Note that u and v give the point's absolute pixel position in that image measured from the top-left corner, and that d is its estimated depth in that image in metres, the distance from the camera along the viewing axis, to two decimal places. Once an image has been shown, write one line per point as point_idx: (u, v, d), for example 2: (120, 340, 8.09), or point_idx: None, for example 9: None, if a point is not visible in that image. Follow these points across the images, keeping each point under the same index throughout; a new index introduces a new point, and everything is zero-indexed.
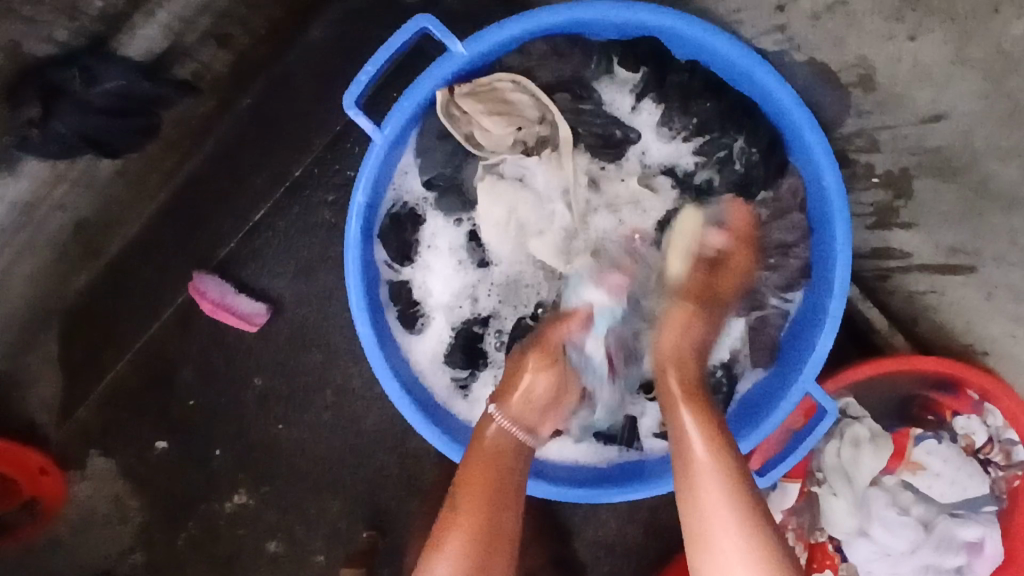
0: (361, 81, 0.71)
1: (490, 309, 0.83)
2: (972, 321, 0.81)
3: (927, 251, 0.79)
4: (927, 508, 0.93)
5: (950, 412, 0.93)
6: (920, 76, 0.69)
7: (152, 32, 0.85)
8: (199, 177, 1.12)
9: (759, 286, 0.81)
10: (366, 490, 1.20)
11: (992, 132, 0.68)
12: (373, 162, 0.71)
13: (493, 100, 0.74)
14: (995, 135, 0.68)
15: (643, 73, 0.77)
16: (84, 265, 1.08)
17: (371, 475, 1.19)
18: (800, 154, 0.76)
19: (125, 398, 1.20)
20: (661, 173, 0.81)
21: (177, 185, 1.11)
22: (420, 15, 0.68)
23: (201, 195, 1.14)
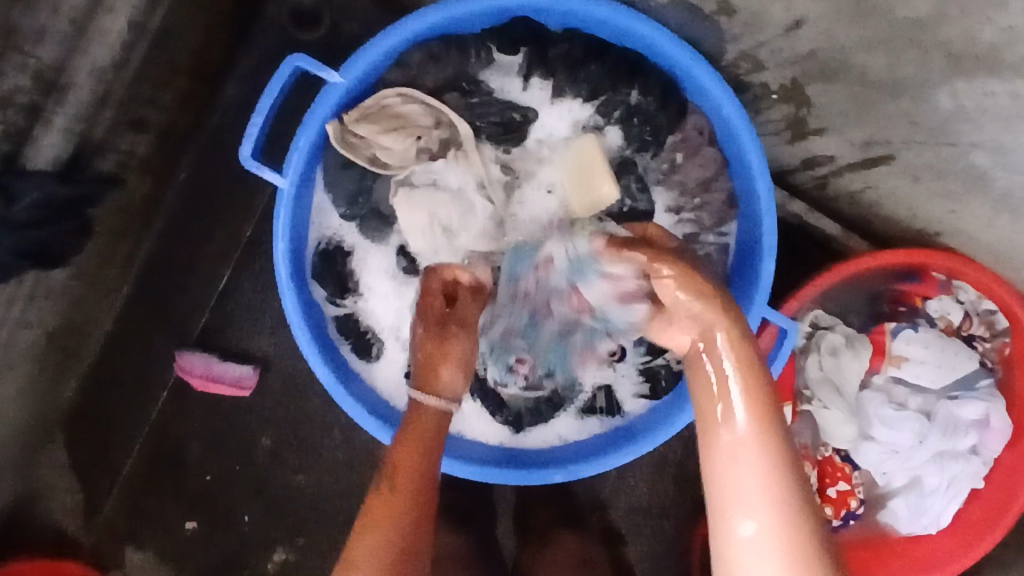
0: (253, 133, 0.72)
1: None
2: (914, 204, 0.83)
3: (846, 150, 0.80)
4: (926, 398, 0.95)
5: (921, 299, 0.95)
6: None
7: (55, 139, 0.86)
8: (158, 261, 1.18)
9: (697, 227, 0.81)
10: None
11: (849, 27, 0.64)
12: (285, 210, 0.72)
13: (387, 118, 0.75)
14: (852, 29, 0.64)
15: (525, 53, 0.77)
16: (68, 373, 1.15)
17: None
18: (696, 91, 0.77)
19: (146, 486, 1.22)
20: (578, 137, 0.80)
21: (138, 270, 1.17)
22: (290, 57, 0.70)
23: (163, 277, 1.18)
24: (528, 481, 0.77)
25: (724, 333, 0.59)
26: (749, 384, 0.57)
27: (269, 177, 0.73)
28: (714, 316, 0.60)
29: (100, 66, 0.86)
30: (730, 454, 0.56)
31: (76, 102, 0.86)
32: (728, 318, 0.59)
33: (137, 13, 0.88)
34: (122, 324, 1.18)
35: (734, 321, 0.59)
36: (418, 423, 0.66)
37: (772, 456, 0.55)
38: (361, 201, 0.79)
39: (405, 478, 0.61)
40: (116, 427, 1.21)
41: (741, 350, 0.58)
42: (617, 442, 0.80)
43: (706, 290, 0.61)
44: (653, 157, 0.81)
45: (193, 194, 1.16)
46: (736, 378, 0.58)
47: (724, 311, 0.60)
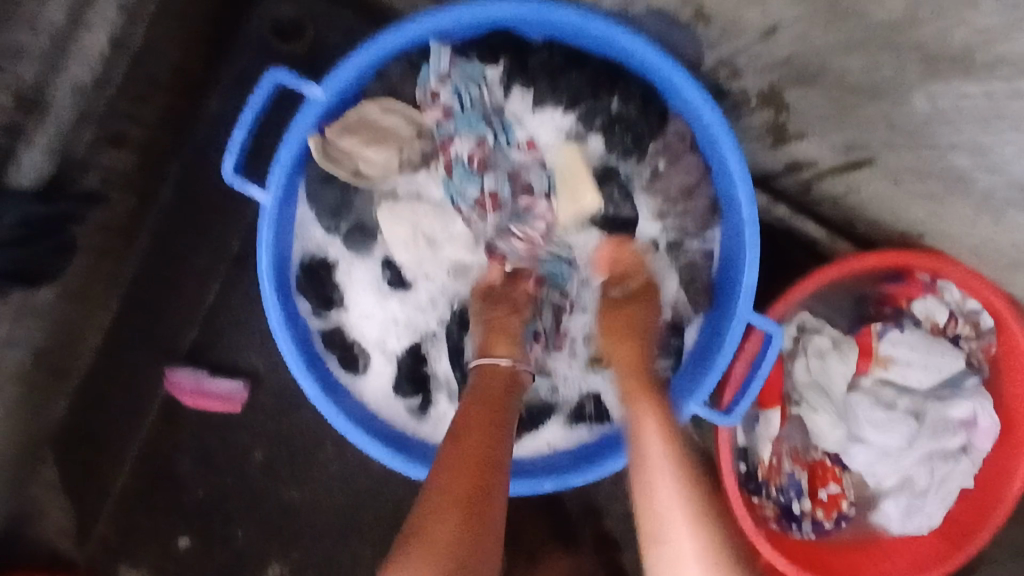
0: (234, 148, 0.72)
1: (432, 329, 0.82)
2: (895, 206, 0.83)
3: (827, 155, 0.80)
4: (914, 399, 0.95)
5: (905, 301, 0.96)
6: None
7: (35, 157, 0.84)
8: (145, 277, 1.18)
9: (680, 234, 0.82)
10: (392, 528, 1.21)
11: (823, 31, 0.64)
12: (269, 225, 0.72)
13: (368, 130, 0.75)
14: (826, 33, 0.64)
15: (505, 64, 0.77)
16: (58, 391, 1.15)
17: (392, 512, 1.21)
18: (677, 99, 0.77)
19: (138, 505, 1.21)
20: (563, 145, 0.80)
21: (127, 286, 1.17)
22: (270, 72, 0.70)
23: (151, 293, 1.18)
24: (517, 490, 0.77)
25: (626, 366, 0.72)
26: (662, 429, 0.66)
27: (250, 192, 0.73)
28: (620, 351, 0.73)
29: (81, 83, 0.86)
30: (648, 480, 0.63)
31: (58, 120, 0.85)
32: (632, 348, 0.73)
33: (117, 31, 0.88)
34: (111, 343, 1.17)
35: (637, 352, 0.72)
36: (490, 402, 0.67)
37: (681, 474, 0.63)
38: (344, 212, 0.79)
39: (474, 442, 0.62)
40: (107, 444, 1.20)
41: (640, 378, 0.70)
42: (606, 451, 0.80)
43: (630, 342, 0.73)
44: (636, 165, 0.81)
45: (180, 209, 1.16)
46: (642, 404, 0.68)
47: (628, 341, 0.73)
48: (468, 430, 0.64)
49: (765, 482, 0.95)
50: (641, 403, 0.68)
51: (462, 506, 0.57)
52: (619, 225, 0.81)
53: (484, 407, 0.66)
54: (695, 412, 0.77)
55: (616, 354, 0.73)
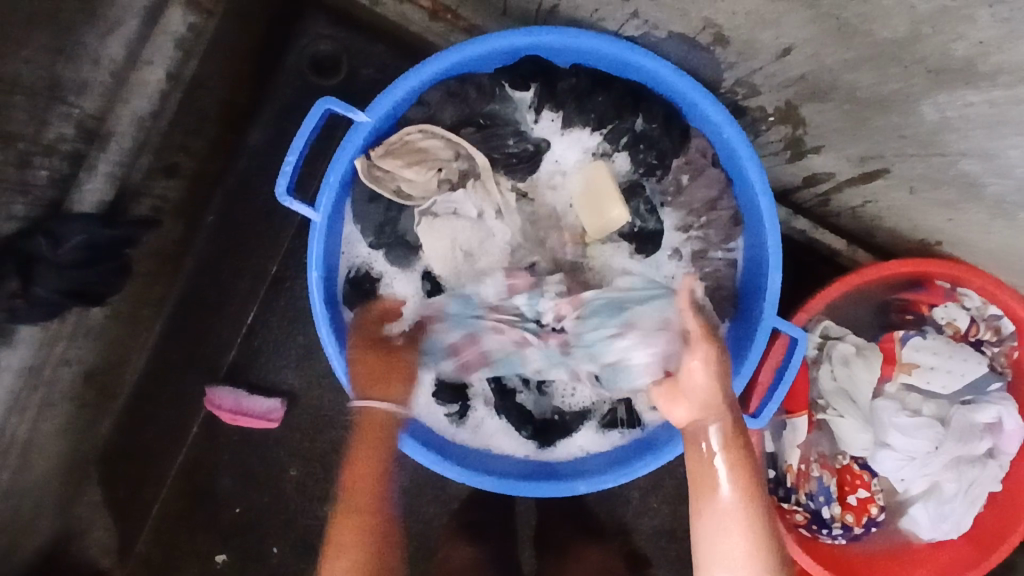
0: (287, 171, 0.77)
1: None
2: (914, 215, 0.87)
3: (844, 166, 0.84)
4: (940, 404, 0.98)
5: (927, 307, 0.98)
6: (754, 20, 0.69)
7: (97, 184, 0.91)
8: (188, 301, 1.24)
9: (704, 244, 0.86)
10: None
11: (835, 48, 0.68)
12: (318, 242, 0.77)
13: (409, 152, 0.80)
14: (837, 50, 0.68)
15: (534, 88, 0.82)
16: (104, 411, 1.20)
17: None
18: (697, 116, 0.81)
19: (181, 521, 1.27)
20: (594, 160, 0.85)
21: (170, 309, 1.20)
22: (320, 100, 0.76)
23: (193, 317, 1.23)
24: (553, 492, 0.79)
25: (710, 418, 0.68)
26: (755, 518, 0.65)
27: (302, 211, 0.78)
28: (699, 402, 0.69)
29: (141, 114, 0.92)
30: (718, 520, 0.66)
31: (118, 150, 0.91)
32: (714, 404, 0.68)
33: (173, 66, 0.93)
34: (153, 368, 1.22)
35: (719, 410, 0.68)
36: (373, 445, 0.72)
37: (760, 545, 0.64)
38: (387, 230, 0.83)
39: (360, 505, 0.68)
40: (151, 463, 1.26)
41: (725, 433, 0.67)
42: (639, 452, 0.83)
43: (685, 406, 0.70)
44: (659, 180, 0.86)
45: (222, 235, 1.22)
46: (724, 458, 0.66)
47: (714, 389, 0.68)
48: (349, 503, 0.68)
49: (795, 488, 0.96)
50: (738, 487, 0.65)
51: (356, 535, 0.67)
52: (646, 237, 0.85)
53: (358, 490, 0.69)
54: None
55: (697, 406, 0.69)
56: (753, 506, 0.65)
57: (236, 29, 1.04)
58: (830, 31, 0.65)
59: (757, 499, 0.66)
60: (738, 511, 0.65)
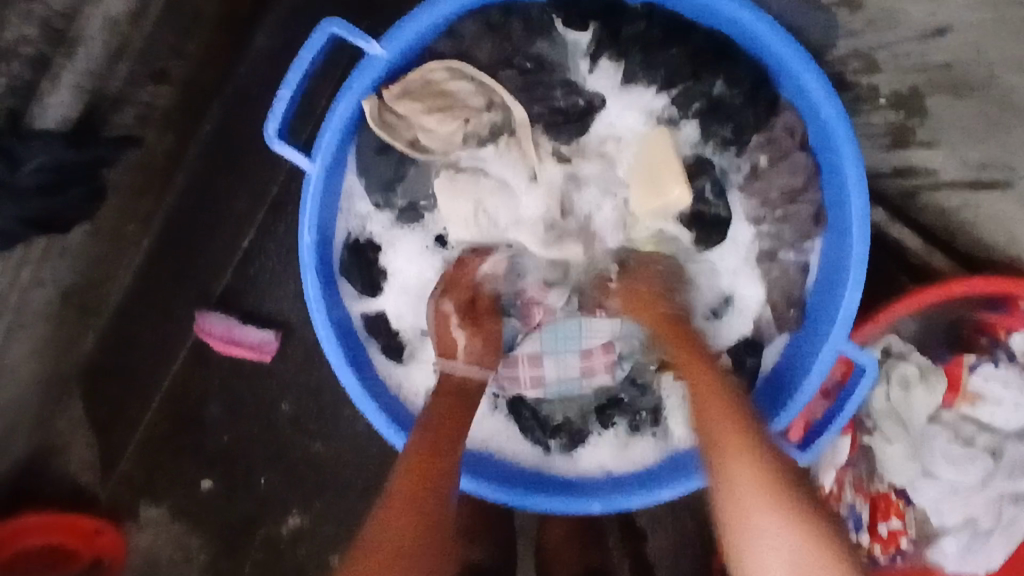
0: (280, 108, 0.64)
1: None
2: (1014, 229, 0.75)
3: (953, 165, 0.71)
4: (993, 436, 0.87)
5: (1005, 331, 0.86)
6: None
7: (63, 96, 0.76)
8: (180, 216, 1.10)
9: (775, 242, 0.71)
10: None
11: (1001, 43, 0.63)
12: (313, 197, 0.64)
13: (431, 95, 0.66)
14: (1005, 46, 0.63)
15: (595, 31, 0.67)
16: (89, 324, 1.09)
17: None
18: (791, 86, 0.66)
19: (162, 454, 1.14)
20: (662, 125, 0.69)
21: (158, 225, 1.09)
22: (324, 20, 0.61)
23: (185, 235, 1.10)
24: (559, 507, 0.71)
25: (757, 486, 0.57)
26: (760, 476, 0.57)
27: (295, 159, 0.64)
28: (730, 460, 0.58)
29: (115, 18, 0.76)
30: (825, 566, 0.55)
31: (88, 57, 0.76)
32: (754, 470, 0.57)
33: None
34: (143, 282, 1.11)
35: (763, 477, 0.57)
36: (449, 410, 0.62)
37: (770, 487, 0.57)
38: (398, 188, 0.70)
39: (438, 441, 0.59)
40: (134, 383, 1.14)
41: (747, 451, 0.58)
42: (661, 475, 0.73)
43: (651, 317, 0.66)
44: (733, 158, 0.71)
45: (219, 146, 1.07)
46: (760, 533, 0.56)
47: (750, 464, 0.58)
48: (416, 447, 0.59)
49: None
50: (739, 455, 0.58)
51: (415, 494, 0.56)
52: (706, 227, 0.70)
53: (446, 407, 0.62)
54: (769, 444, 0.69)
55: (728, 470, 0.58)
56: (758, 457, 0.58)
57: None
58: (1013, 24, 0.61)
59: (760, 448, 0.58)
60: (746, 471, 0.57)
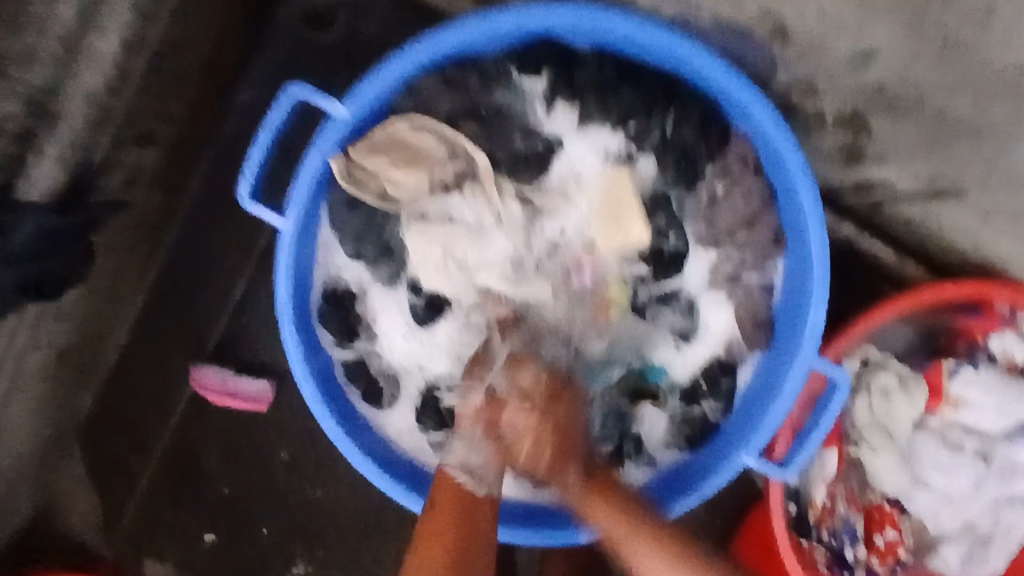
0: (250, 171, 0.66)
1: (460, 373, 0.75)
2: (981, 237, 0.76)
3: (909, 180, 0.74)
4: (984, 439, 0.87)
5: (981, 335, 0.87)
6: (833, 23, 0.66)
7: (48, 168, 0.77)
8: (171, 271, 1.11)
9: (738, 267, 0.74)
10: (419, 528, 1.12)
11: (928, 70, 0.66)
12: (287, 255, 0.67)
13: (395, 149, 0.68)
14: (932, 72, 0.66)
15: (548, 74, 0.69)
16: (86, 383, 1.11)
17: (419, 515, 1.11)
18: (742, 118, 0.69)
19: (162, 508, 1.14)
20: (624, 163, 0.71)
21: (151, 282, 1.11)
22: (290, 86, 0.64)
23: (176, 291, 1.11)
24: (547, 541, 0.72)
25: (643, 537, 0.64)
26: (626, 524, 0.64)
27: (269, 218, 0.67)
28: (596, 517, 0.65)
29: (95, 90, 0.77)
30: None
31: (71, 130, 0.77)
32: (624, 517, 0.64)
33: (132, 32, 0.79)
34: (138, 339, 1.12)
35: (636, 528, 0.64)
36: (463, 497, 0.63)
37: (642, 533, 0.64)
38: (370, 238, 0.71)
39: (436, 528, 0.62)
40: (133, 439, 1.14)
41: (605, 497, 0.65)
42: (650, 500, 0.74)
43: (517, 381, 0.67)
44: (688, 191, 0.72)
45: (206, 202, 1.09)
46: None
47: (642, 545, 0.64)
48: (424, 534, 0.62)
49: (816, 525, 0.87)
50: (602, 508, 0.65)
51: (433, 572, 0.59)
52: (666, 259, 0.72)
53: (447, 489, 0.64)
54: (748, 464, 0.70)
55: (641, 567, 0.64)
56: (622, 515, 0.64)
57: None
58: (929, 53, 0.65)
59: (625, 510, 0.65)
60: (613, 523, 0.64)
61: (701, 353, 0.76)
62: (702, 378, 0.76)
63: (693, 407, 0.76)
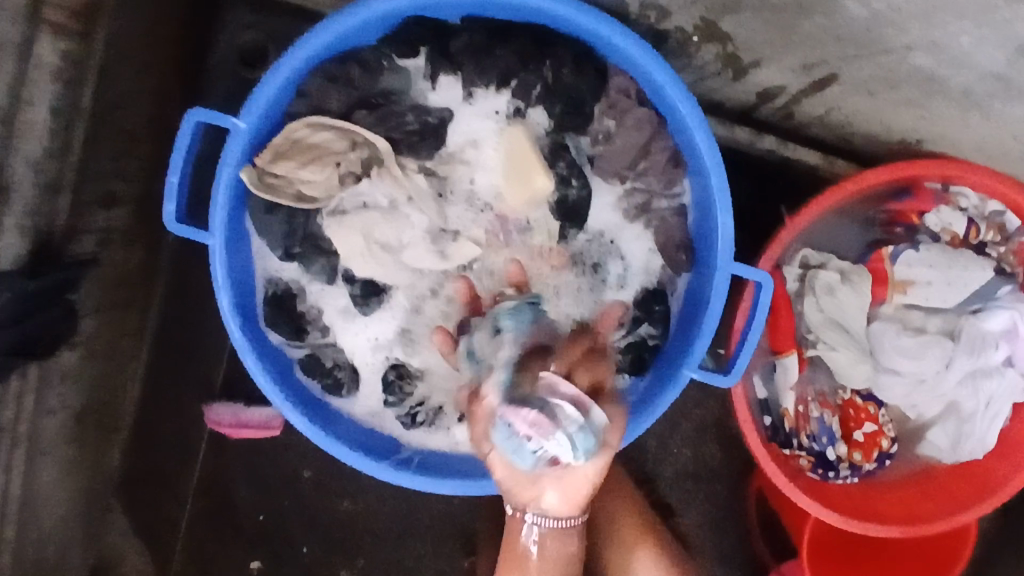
0: (172, 194, 0.71)
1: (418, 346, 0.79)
2: (881, 117, 0.78)
3: (793, 79, 0.76)
4: (945, 318, 0.89)
5: (917, 216, 0.88)
6: None
7: (10, 239, 0.80)
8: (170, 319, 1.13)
9: (648, 195, 0.77)
10: (447, 515, 1.16)
11: None
12: (222, 263, 0.71)
13: (299, 152, 0.73)
14: None
15: (426, 52, 0.74)
16: (111, 443, 1.09)
17: (444, 503, 1.16)
18: (612, 52, 0.72)
19: (207, 548, 1.17)
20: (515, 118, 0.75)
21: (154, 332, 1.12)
22: (190, 112, 0.69)
23: (179, 335, 1.13)
24: None
25: (648, 542, 0.86)
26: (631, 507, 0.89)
27: (197, 235, 0.72)
28: (610, 527, 0.87)
29: (36, 159, 0.80)
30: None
31: (23, 199, 0.80)
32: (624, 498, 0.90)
33: (60, 100, 0.82)
34: (149, 400, 1.13)
35: (642, 540, 0.86)
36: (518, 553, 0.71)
37: (639, 533, 0.86)
38: (297, 236, 0.76)
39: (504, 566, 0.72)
40: (169, 486, 1.16)
41: (632, 506, 0.89)
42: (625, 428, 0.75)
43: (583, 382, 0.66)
44: (582, 134, 0.76)
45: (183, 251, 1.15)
46: None
47: (628, 515, 0.88)
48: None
49: (794, 432, 0.89)
50: (621, 537, 0.86)
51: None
52: (574, 213, 0.76)
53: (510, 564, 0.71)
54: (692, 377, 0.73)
55: (602, 507, 0.88)
56: (630, 499, 0.90)
57: (139, 45, 0.92)
58: None
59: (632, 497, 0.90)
60: (629, 528, 0.87)
61: (631, 285, 0.79)
62: (637, 307, 0.78)
63: (632, 334, 0.78)
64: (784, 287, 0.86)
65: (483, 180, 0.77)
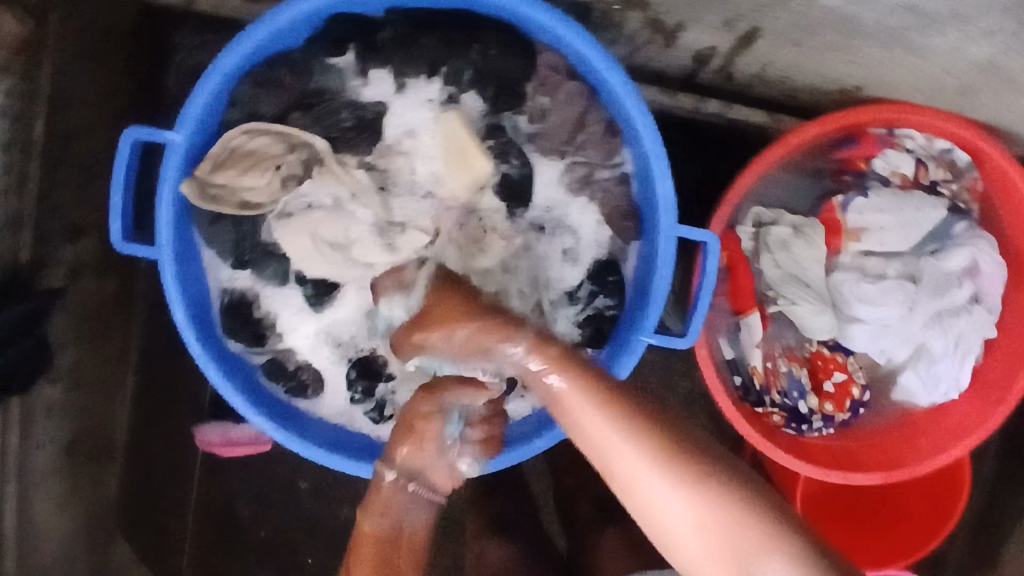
0: (116, 214, 0.71)
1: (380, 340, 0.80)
2: (813, 66, 0.79)
3: (719, 38, 0.77)
4: (905, 261, 0.88)
5: (865, 162, 0.89)
6: None
7: None
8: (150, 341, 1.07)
9: (589, 168, 0.78)
10: None
11: None
12: (173, 278, 0.70)
13: (238, 160, 0.73)
14: None
15: (354, 49, 0.75)
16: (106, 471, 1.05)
17: None
18: (538, 29, 0.72)
19: (214, 571, 1.16)
20: (447, 106, 0.76)
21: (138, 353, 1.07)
22: (124, 131, 0.70)
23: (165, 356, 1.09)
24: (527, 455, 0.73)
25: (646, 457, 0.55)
26: (609, 415, 0.55)
27: (145, 252, 0.72)
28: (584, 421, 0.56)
29: None
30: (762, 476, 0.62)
31: None
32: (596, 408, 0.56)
33: None
34: (140, 426, 1.08)
35: (640, 447, 0.55)
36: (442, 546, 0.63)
37: (634, 436, 0.55)
38: (247, 245, 0.77)
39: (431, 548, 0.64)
40: (164, 514, 1.13)
41: (610, 412, 0.56)
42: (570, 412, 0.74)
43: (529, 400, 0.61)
44: (517, 113, 0.77)
45: None
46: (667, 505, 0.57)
47: (597, 408, 0.55)
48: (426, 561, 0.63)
49: (765, 389, 0.89)
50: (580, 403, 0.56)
51: None
52: (516, 193, 0.78)
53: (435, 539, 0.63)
54: (649, 342, 0.72)
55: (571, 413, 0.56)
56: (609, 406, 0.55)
57: (90, 77, 0.90)
58: None
59: (610, 402, 0.56)
60: (591, 416, 0.55)
61: (584, 259, 0.79)
62: (591, 280, 0.79)
63: (589, 307, 0.79)
64: (737, 245, 0.88)
65: (425, 169, 0.77)
